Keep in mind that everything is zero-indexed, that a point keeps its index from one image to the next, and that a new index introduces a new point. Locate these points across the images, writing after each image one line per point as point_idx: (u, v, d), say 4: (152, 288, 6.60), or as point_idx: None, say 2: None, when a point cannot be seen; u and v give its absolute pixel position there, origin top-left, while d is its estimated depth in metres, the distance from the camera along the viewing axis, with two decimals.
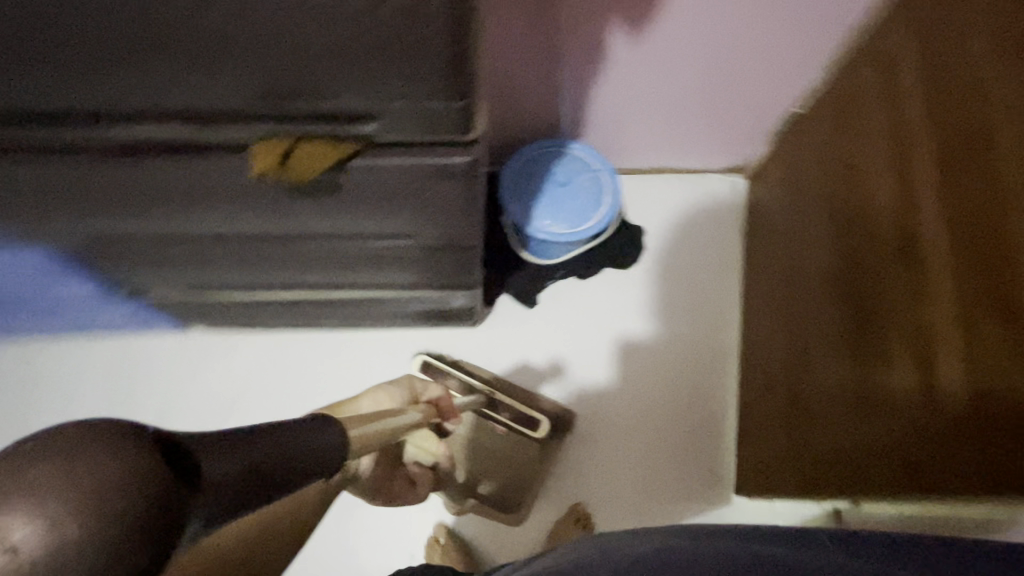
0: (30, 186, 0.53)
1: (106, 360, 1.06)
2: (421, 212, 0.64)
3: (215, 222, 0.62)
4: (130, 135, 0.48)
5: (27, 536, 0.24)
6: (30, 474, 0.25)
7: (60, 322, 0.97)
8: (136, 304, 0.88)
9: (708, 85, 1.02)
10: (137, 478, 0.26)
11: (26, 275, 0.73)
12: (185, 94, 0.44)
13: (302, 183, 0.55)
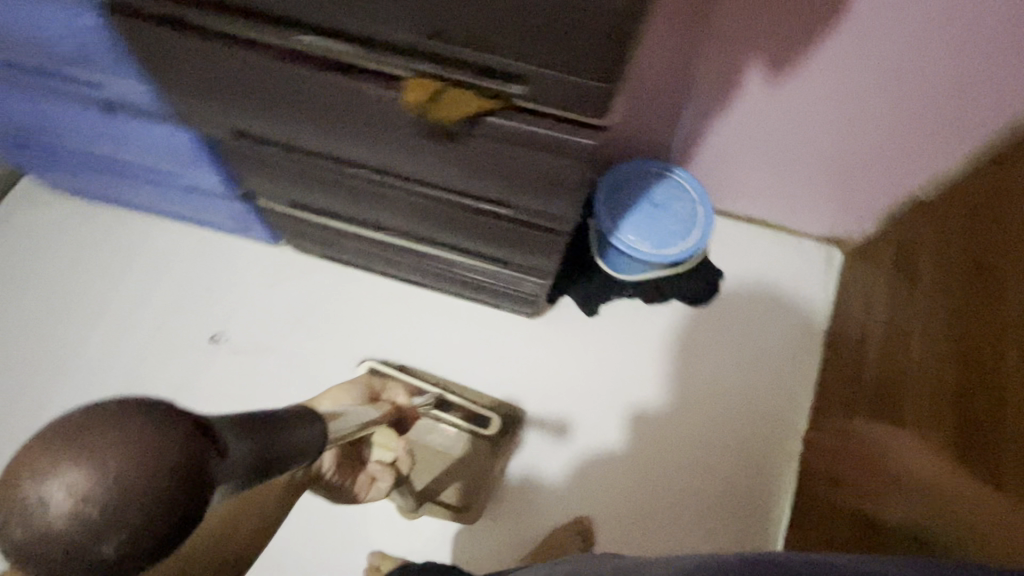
0: (197, 74, 0.59)
1: (197, 251, 1.14)
2: (522, 186, 0.64)
3: (335, 147, 0.66)
4: (295, 44, 0.51)
5: (79, 495, 0.27)
6: (83, 442, 0.27)
7: (170, 208, 1.06)
8: (241, 208, 0.95)
9: (837, 145, 0.96)
10: (187, 454, 0.29)
11: (164, 150, 0.79)
12: (358, 15, 0.47)
13: (428, 127, 0.57)
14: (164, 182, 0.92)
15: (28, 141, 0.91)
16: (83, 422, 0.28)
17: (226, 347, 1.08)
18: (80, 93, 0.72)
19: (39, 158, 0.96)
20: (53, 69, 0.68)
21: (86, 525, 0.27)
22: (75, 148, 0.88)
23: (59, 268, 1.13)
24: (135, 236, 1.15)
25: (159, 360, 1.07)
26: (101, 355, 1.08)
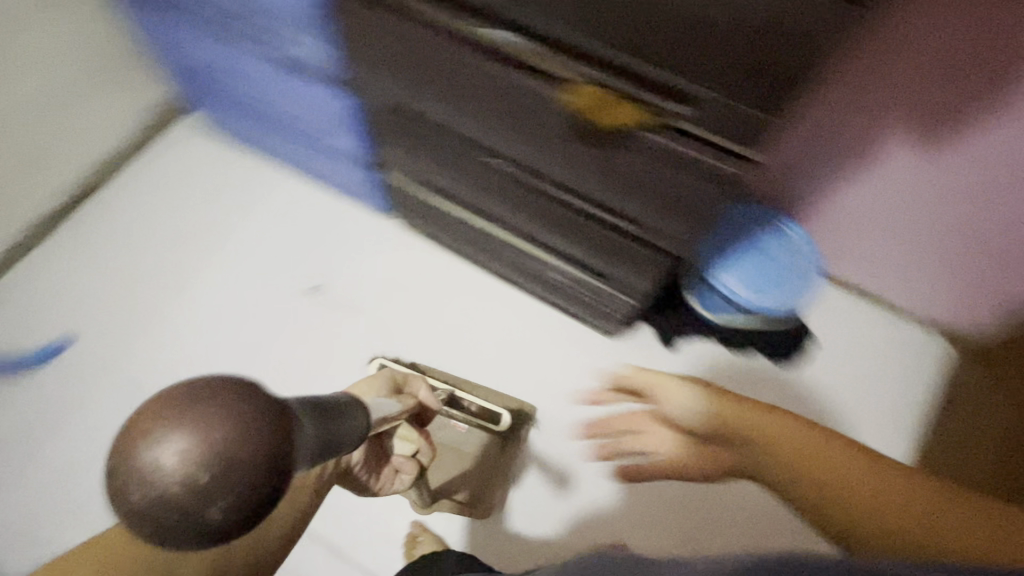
0: (388, 45, 0.67)
1: (303, 204, 1.21)
2: (645, 197, 0.68)
3: (476, 129, 0.71)
4: (485, 35, 0.58)
5: (179, 460, 0.32)
6: (188, 411, 0.33)
7: (303, 162, 1.17)
8: (371, 173, 1.05)
9: (978, 230, 0.90)
10: (264, 431, 0.34)
11: (324, 113, 0.93)
12: (555, 19, 0.53)
13: (579, 129, 0.62)
14: (311, 131, 1.02)
15: (209, 72, 1.03)
16: (194, 395, 0.34)
17: (316, 299, 1.13)
18: (276, 44, 0.84)
19: (213, 91, 1.09)
20: (263, 21, 0.81)
21: (185, 491, 0.32)
22: (246, 87, 1.00)
23: (185, 189, 1.22)
24: (256, 176, 1.24)
25: (253, 295, 1.13)
26: (203, 281, 1.14)
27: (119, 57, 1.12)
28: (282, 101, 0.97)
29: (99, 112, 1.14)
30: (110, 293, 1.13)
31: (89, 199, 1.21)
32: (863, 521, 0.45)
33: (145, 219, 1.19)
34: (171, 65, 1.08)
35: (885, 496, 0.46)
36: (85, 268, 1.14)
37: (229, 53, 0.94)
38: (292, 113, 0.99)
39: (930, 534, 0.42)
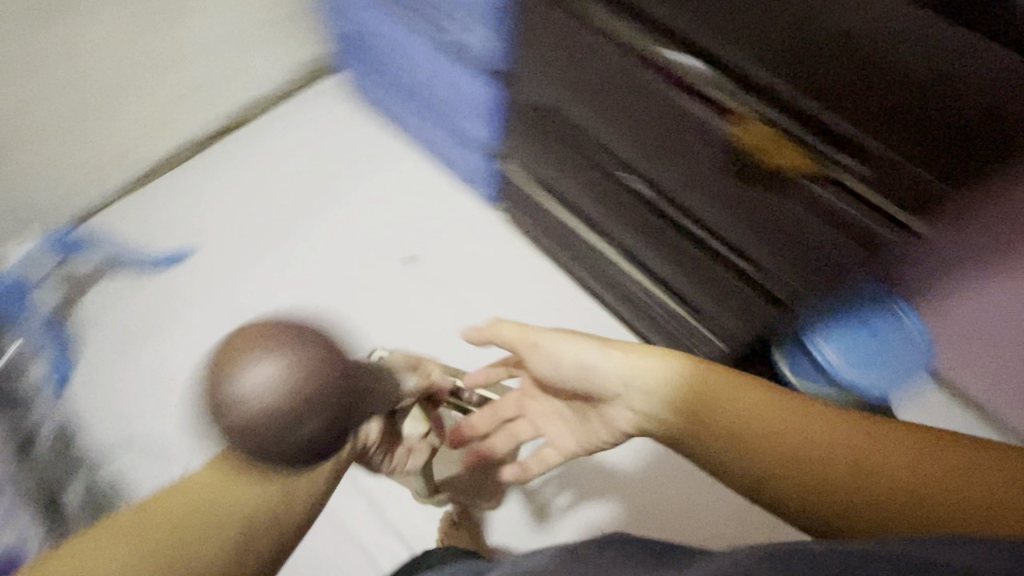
0: (558, 47, 0.73)
1: (418, 177, 1.28)
2: (772, 241, 0.67)
3: (619, 139, 0.75)
4: (669, 56, 0.61)
5: (266, 377, 0.44)
6: (268, 341, 0.46)
7: (428, 139, 1.23)
8: (490, 161, 1.10)
9: None
10: (326, 358, 0.47)
11: (469, 99, 0.99)
12: (745, 55, 0.56)
13: (735, 163, 0.64)
14: (448, 112, 1.08)
15: (372, 41, 1.12)
16: (259, 330, 0.47)
17: (411, 270, 1.18)
18: (444, 26, 0.91)
19: (367, 59, 1.19)
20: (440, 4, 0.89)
21: (269, 403, 0.44)
22: (403, 59, 1.08)
23: (319, 141, 1.32)
24: (382, 143, 1.32)
25: (357, 251, 1.20)
26: (316, 227, 1.22)
27: (296, 14, 1.25)
28: (433, 78, 1.03)
29: (267, 56, 1.27)
30: (234, 218, 1.22)
31: (236, 131, 1.32)
32: (826, 510, 0.54)
33: (279, 160, 1.30)
34: (340, 29, 1.20)
35: (862, 471, 0.54)
36: (219, 191, 1.24)
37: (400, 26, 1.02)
38: (438, 92, 1.06)
39: (866, 511, 0.53)
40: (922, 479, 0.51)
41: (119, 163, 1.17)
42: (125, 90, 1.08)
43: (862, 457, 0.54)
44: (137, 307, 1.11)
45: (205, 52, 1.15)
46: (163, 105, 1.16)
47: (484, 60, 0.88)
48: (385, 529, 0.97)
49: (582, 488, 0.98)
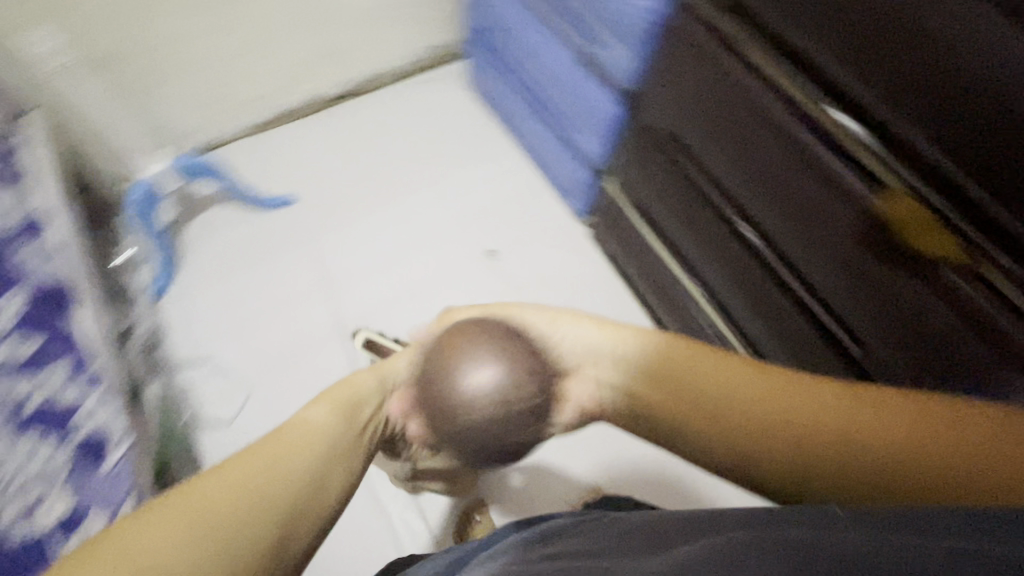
0: (703, 81, 0.73)
1: (515, 176, 1.31)
2: (883, 320, 0.64)
3: (742, 182, 0.74)
4: (828, 113, 0.60)
5: (481, 376, 0.52)
6: (473, 342, 0.54)
7: (535, 142, 1.26)
8: (591, 176, 1.10)
9: None
10: (533, 358, 0.54)
11: (588, 112, 0.99)
12: (918, 128, 0.54)
13: (867, 236, 0.61)
14: (562, 120, 1.10)
15: (504, 38, 1.16)
16: (463, 328, 0.56)
17: (489, 264, 1.20)
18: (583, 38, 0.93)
19: (494, 55, 1.24)
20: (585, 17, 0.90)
21: (489, 396, 0.52)
22: (530, 61, 1.10)
23: (431, 122, 1.38)
24: (488, 137, 1.36)
25: (442, 233, 1.23)
26: (410, 203, 1.27)
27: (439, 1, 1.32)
28: (555, 85, 1.05)
29: (404, 34, 1.33)
30: (339, 177, 1.29)
31: (358, 97, 1.40)
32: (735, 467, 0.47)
33: (390, 132, 1.36)
34: (477, 22, 1.25)
35: (833, 444, 0.42)
36: (331, 149, 1.32)
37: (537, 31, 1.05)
38: (557, 99, 1.08)
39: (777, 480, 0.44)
40: (899, 445, 0.40)
41: (253, 105, 1.26)
42: (276, 39, 1.17)
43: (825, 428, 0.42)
44: (237, 239, 1.19)
45: (351, 19, 1.23)
46: (304, 60, 1.24)
47: (616, 78, 0.89)
48: (413, 508, 0.98)
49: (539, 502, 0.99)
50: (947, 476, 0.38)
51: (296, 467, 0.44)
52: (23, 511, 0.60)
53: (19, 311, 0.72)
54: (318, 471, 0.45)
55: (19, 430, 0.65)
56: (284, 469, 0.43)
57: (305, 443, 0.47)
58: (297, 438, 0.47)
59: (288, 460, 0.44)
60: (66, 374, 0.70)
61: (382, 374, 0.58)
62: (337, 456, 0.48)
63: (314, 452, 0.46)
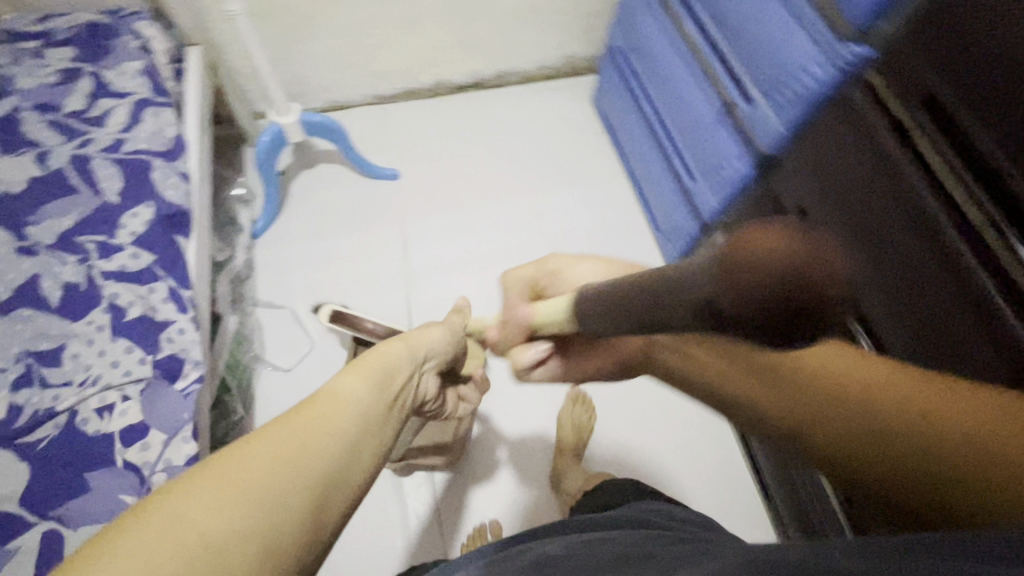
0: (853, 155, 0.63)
1: (615, 203, 1.28)
2: None
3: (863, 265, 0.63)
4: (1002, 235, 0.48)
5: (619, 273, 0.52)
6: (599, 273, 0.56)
7: (646, 174, 1.22)
8: (695, 225, 1.05)
9: None
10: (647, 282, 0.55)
11: (713, 162, 0.94)
12: None
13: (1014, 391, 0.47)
14: (681, 163, 1.05)
15: (644, 67, 1.13)
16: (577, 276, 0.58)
17: None
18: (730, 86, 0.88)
19: (628, 80, 1.21)
20: (738, 66, 0.85)
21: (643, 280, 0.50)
22: (665, 97, 1.06)
23: (546, 132, 1.37)
24: (598, 157, 1.34)
25: (528, 244, 1.22)
26: (506, 206, 1.27)
27: (588, 14, 1.30)
28: (686, 128, 1.01)
29: (545, 40, 1.33)
30: (444, 163, 1.31)
31: (483, 91, 1.41)
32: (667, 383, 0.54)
33: (504, 132, 1.37)
34: (619, 44, 1.22)
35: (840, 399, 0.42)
36: (445, 136, 1.34)
37: (680, 69, 1.00)
38: (683, 142, 1.03)
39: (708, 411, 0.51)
40: (900, 412, 0.39)
41: (386, 77, 1.31)
42: (425, 20, 1.20)
43: (837, 383, 0.42)
44: (338, 200, 1.24)
45: (498, 15, 1.24)
46: (444, 45, 1.27)
47: (753, 139, 0.84)
48: (431, 504, 0.99)
49: (525, 479, 1.02)
50: (972, 501, 0.35)
51: (334, 437, 0.40)
52: (100, 410, 0.65)
53: (143, 224, 0.77)
54: (351, 444, 0.41)
55: (115, 335, 0.69)
56: (325, 439, 0.39)
57: (335, 413, 0.42)
58: (332, 411, 0.42)
59: (326, 429, 0.40)
60: (167, 292, 0.75)
61: (414, 347, 0.58)
62: (369, 429, 0.44)
63: (348, 423, 0.42)
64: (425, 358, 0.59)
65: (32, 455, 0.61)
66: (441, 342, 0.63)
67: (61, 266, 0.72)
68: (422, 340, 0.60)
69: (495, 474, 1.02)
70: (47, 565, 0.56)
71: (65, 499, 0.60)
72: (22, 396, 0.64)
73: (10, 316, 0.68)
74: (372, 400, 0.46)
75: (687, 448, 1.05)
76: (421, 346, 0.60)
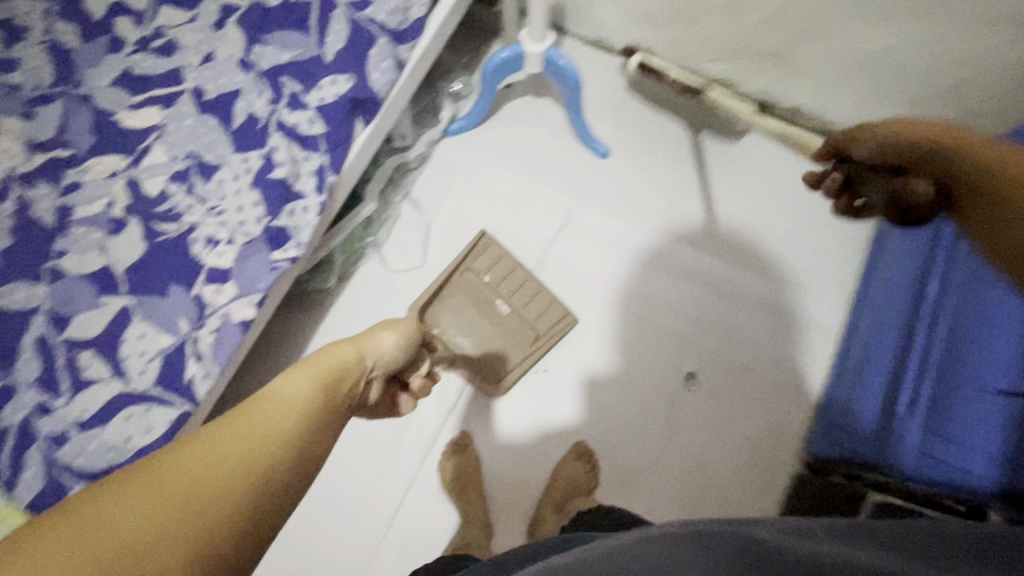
0: None
1: (814, 313, 1.04)
2: None
3: None
4: None
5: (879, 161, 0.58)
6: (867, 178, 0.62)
7: (869, 308, 0.91)
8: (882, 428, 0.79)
9: None
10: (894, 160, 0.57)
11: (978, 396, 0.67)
12: None
13: None
14: (908, 383, 0.77)
15: None
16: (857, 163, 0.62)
17: (676, 383, 1.03)
18: None
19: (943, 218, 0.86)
20: None
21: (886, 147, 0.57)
22: (964, 299, 0.75)
23: (792, 205, 1.09)
24: (832, 265, 1.06)
25: (676, 307, 1.06)
26: (681, 254, 1.09)
27: (969, 107, 0.91)
28: (958, 360, 0.72)
29: (879, 104, 0.99)
30: (659, 171, 1.13)
31: (760, 117, 1.15)
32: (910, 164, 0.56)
33: (746, 177, 1.12)
34: None
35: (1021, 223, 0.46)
36: (683, 144, 1.14)
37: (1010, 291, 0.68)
38: (937, 367, 0.75)
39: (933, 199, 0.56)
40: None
41: (669, 47, 1.10)
42: (752, 13, 0.93)
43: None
44: (534, 143, 1.14)
45: (845, 51, 0.92)
46: (754, 49, 1.01)
47: None
48: (422, 457, 1.02)
49: (528, 470, 1.01)
50: None
51: (273, 438, 0.43)
52: (208, 240, 0.72)
53: (333, 95, 0.77)
54: (296, 438, 0.45)
55: (255, 182, 0.74)
56: (256, 447, 0.42)
57: (278, 414, 0.45)
58: (274, 403, 0.47)
59: (270, 422, 0.44)
60: (316, 167, 0.76)
61: (363, 351, 0.58)
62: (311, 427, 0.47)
63: (287, 421, 0.45)
64: (372, 365, 0.59)
65: (150, 242, 0.71)
66: (388, 350, 0.61)
67: (257, 96, 0.76)
68: (367, 347, 0.59)
69: (514, 433, 1.02)
70: (111, 334, 0.68)
71: (149, 293, 0.70)
72: (171, 189, 0.73)
73: (202, 116, 0.75)
74: (318, 396, 0.50)
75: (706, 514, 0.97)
76: (370, 355, 0.59)
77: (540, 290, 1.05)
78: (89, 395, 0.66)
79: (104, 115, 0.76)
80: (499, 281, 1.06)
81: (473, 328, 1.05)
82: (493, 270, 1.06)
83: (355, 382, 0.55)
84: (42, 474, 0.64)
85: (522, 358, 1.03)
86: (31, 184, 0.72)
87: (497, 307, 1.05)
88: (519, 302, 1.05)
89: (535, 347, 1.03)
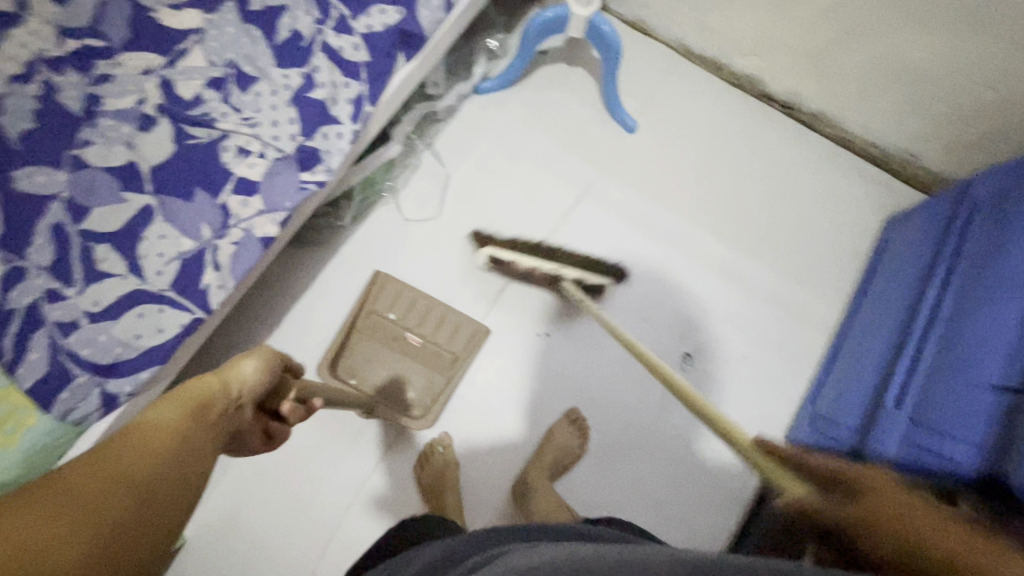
0: None
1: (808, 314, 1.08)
2: None
3: None
4: None
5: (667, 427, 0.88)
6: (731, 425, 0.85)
7: (873, 318, 0.96)
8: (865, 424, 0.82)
9: None
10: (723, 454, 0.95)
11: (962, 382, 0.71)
12: None
13: None
14: (896, 382, 0.81)
15: (978, 247, 0.82)
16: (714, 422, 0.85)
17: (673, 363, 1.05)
18: None
19: (947, 235, 0.89)
20: None
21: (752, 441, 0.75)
22: (959, 305, 0.78)
23: (803, 210, 1.13)
24: (832, 268, 1.11)
25: (682, 287, 1.09)
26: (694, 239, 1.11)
27: (984, 130, 0.94)
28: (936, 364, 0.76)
29: (902, 118, 1.02)
30: (679, 157, 1.15)
31: (783, 117, 1.17)
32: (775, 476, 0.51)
33: (762, 175, 1.15)
34: (979, 201, 0.87)
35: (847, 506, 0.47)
36: (705, 134, 1.17)
37: (1009, 300, 0.71)
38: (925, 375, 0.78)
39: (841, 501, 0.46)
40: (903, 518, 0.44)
41: (707, 36, 1.12)
42: (796, 10, 0.96)
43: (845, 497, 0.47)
44: (565, 111, 1.15)
45: (878, 62, 0.95)
46: (790, 48, 1.03)
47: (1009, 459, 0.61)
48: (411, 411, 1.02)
49: (519, 430, 1.02)
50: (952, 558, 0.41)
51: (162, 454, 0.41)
52: (240, 149, 0.71)
53: (381, 24, 0.77)
54: (182, 452, 0.42)
55: (293, 100, 0.74)
56: (154, 455, 0.40)
57: (168, 431, 0.43)
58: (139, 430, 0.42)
59: (159, 434, 0.42)
60: (355, 94, 0.76)
61: (225, 380, 0.51)
62: (198, 449, 0.44)
63: (171, 446, 0.42)
64: (240, 395, 0.52)
65: (181, 143, 0.70)
66: (256, 373, 0.54)
67: (304, 13, 0.75)
68: (228, 374, 0.52)
69: (509, 394, 1.04)
70: (132, 228, 0.67)
71: (173, 194, 0.69)
72: (207, 94, 0.72)
73: (245, 25, 0.74)
74: (187, 420, 0.45)
75: (687, 489, 1.00)
76: (233, 382, 0.51)
77: (446, 313, 1.04)
78: (102, 287, 0.65)
79: (143, 9, 0.73)
80: (406, 315, 1.04)
81: (393, 366, 1.04)
82: (397, 308, 1.04)
83: (226, 417, 0.49)
84: (47, 359, 0.63)
85: (443, 386, 1.03)
86: (59, 68, 0.70)
87: (408, 339, 1.04)
88: (428, 331, 1.04)
89: (452, 372, 1.03)
